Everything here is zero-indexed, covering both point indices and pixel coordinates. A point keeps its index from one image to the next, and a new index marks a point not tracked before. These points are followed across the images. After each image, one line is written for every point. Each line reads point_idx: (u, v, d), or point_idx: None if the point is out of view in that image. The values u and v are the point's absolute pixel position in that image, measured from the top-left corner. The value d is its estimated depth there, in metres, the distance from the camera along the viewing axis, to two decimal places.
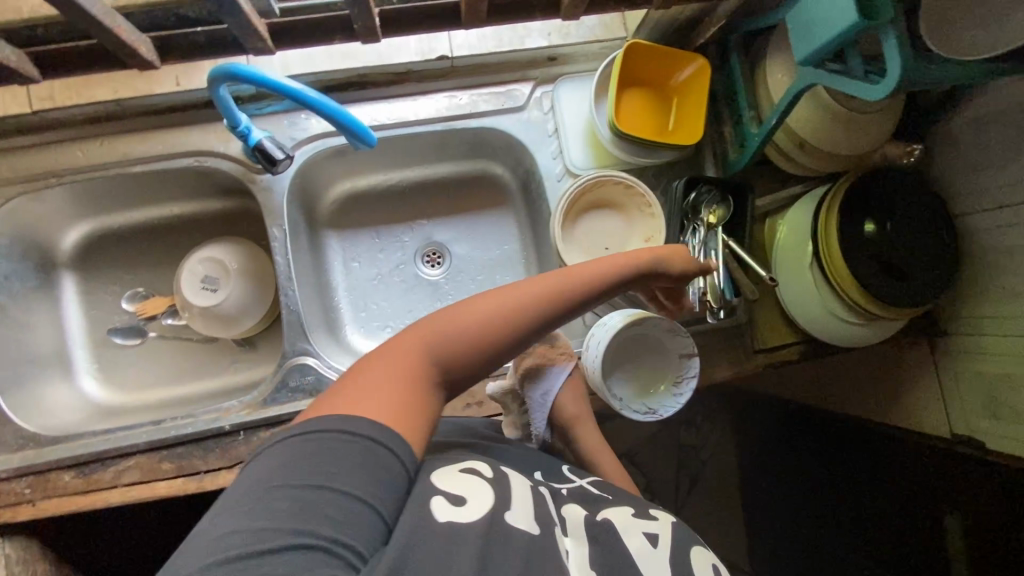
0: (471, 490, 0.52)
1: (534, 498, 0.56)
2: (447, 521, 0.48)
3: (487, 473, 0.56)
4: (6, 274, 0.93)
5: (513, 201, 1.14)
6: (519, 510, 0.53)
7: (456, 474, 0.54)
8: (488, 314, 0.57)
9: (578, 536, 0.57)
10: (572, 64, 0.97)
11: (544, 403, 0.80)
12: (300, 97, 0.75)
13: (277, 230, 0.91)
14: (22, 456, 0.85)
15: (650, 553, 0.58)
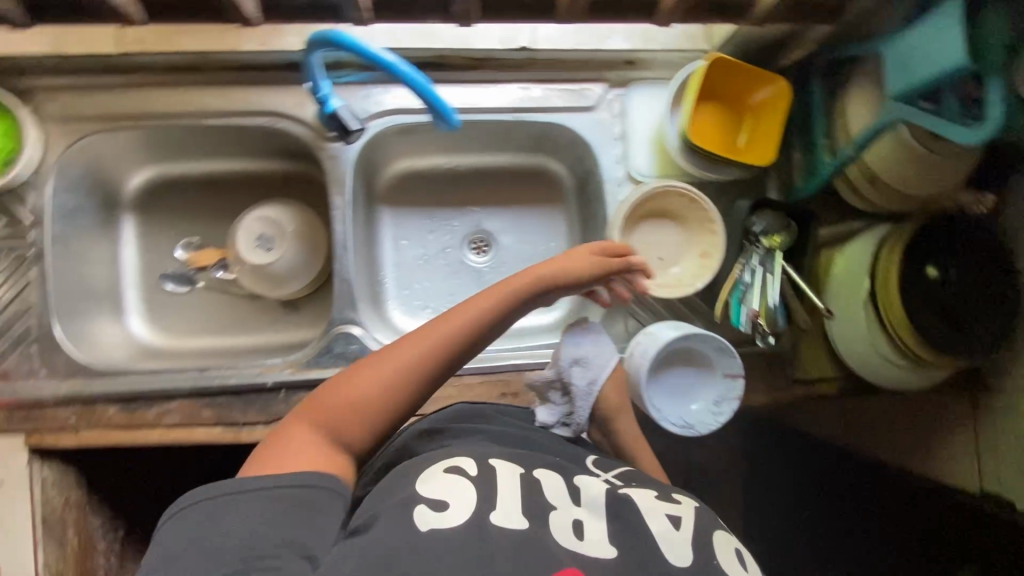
0: (452, 493, 0.59)
1: (528, 495, 0.62)
2: (428, 528, 0.55)
3: (472, 472, 0.63)
4: (75, 208, 0.95)
5: (567, 200, 1.14)
6: (505, 510, 0.59)
7: (437, 475, 0.61)
8: (398, 371, 0.64)
9: (595, 511, 0.63)
10: (650, 70, 0.97)
11: (588, 393, 0.80)
12: (394, 70, 0.77)
13: (340, 200, 0.92)
14: (69, 385, 0.87)
15: (671, 534, 0.62)
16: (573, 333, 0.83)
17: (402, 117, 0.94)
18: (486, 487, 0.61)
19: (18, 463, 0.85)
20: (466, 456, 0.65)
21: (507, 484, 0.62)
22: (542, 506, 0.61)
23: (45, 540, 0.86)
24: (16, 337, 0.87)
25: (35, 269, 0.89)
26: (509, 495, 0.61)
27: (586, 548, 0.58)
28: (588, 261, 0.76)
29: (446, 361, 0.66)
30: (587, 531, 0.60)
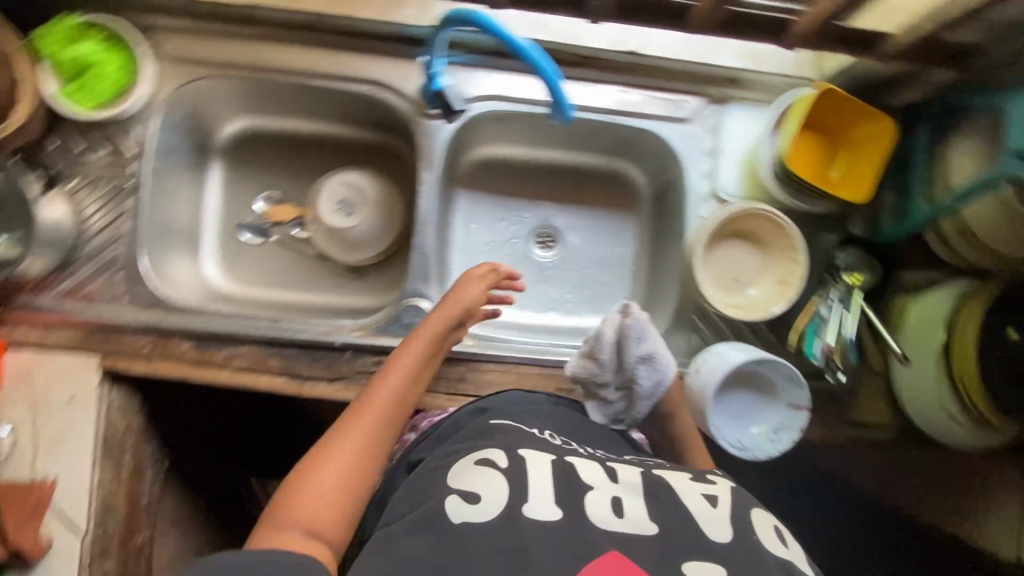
0: (481, 484, 0.63)
1: (560, 481, 0.64)
2: (462, 520, 0.60)
3: (501, 463, 0.66)
4: (172, 147, 0.97)
5: (640, 208, 1.14)
6: (537, 499, 0.62)
7: (468, 469, 0.66)
8: (347, 450, 0.67)
9: (632, 489, 0.65)
10: (751, 91, 0.96)
11: (653, 392, 0.81)
12: (526, 54, 0.72)
13: (429, 175, 0.94)
14: (148, 315, 0.90)
15: (709, 514, 0.63)
16: (642, 332, 0.80)
17: (498, 105, 0.95)
18: (517, 477, 0.64)
19: (90, 383, 0.88)
20: (496, 446, 0.69)
21: (538, 472, 0.65)
22: (576, 491, 0.63)
23: (104, 460, 0.89)
24: (104, 263, 0.90)
25: (132, 199, 0.91)
26: (542, 484, 0.63)
27: (624, 526, 0.60)
28: (473, 292, 0.89)
29: (388, 410, 0.73)
30: (626, 509, 0.62)
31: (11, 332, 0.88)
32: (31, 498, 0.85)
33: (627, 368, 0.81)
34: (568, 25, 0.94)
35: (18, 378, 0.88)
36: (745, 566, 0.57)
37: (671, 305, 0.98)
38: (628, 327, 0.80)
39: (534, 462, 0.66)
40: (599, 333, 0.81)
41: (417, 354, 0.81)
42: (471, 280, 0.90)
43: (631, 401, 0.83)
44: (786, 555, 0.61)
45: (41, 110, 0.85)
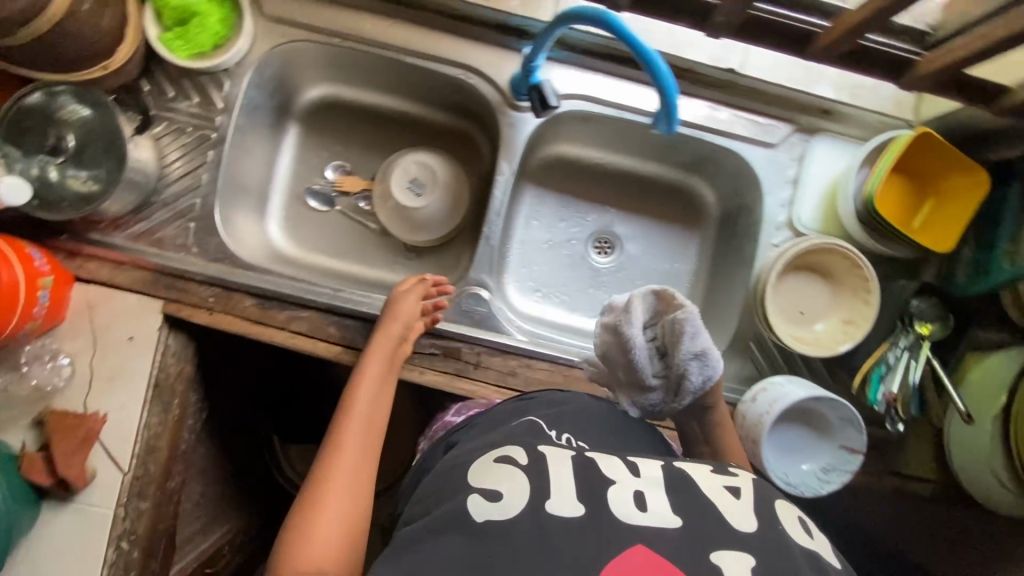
0: (503, 482, 0.60)
1: (581, 476, 0.60)
2: (483, 518, 0.55)
3: (522, 460, 0.62)
4: (258, 105, 0.98)
5: (705, 226, 1.12)
6: (560, 495, 0.57)
7: (486, 469, 0.62)
8: (338, 483, 0.69)
9: (654, 482, 0.59)
10: (842, 125, 0.95)
11: (700, 385, 0.75)
12: (649, 59, 0.68)
13: (507, 166, 0.94)
14: (216, 268, 0.91)
15: (731, 504, 0.57)
16: (694, 325, 0.72)
17: (587, 105, 0.94)
18: (539, 474, 0.60)
19: (151, 326, 0.89)
20: (514, 444, 0.66)
21: (560, 469, 0.60)
22: (597, 484, 0.58)
23: (153, 402, 0.90)
24: (179, 211, 0.91)
25: (212, 152, 0.92)
26: (563, 481, 0.58)
27: (646, 520, 0.54)
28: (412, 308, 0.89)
29: (352, 442, 0.74)
30: (648, 501, 0.56)
31: (81, 266, 0.89)
32: (82, 430, 0.86)
33: (673, 361, 0.75)
34: (670, 33, 0.93)
35: (83, 311, 0.89)
36: (776, 560, 0.51)
37: (731, 329, 0.98)
38: (678, 318, 0.72)
39: (557, 458, 0.62)
40: (627, 310, 0.74)
41: (371, 385, 0.82)
42: (403, 297, 0.89)
43: (669, 389, 0.78)
44: (813, 548, 0.55)
45: (140, 51, 0.86)
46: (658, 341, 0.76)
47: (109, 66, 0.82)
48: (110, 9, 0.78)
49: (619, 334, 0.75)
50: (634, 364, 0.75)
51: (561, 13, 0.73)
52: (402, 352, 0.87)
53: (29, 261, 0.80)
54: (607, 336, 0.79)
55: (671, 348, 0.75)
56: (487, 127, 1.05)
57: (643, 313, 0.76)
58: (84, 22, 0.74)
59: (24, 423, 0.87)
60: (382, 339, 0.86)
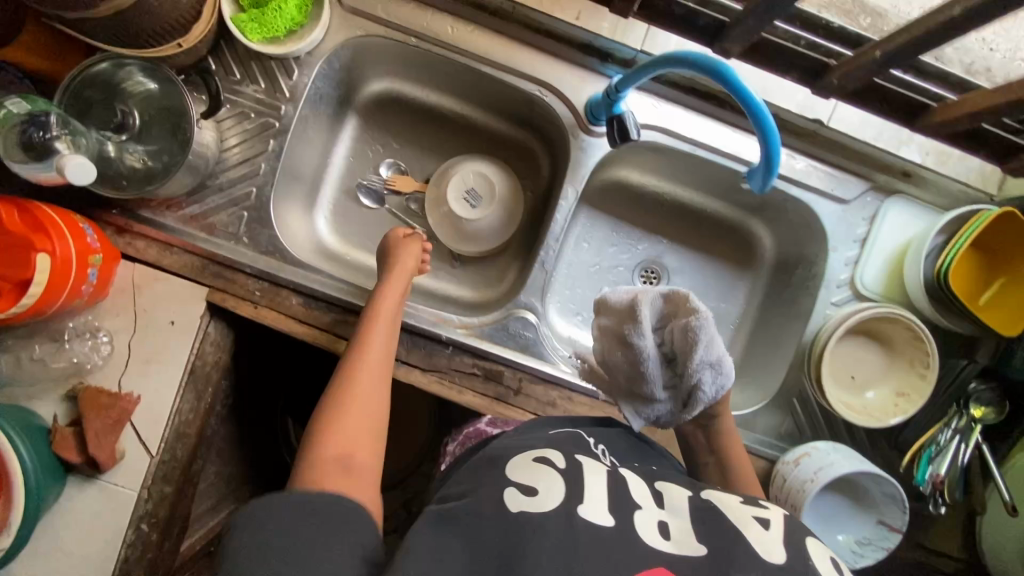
0: (541, 481, 0.59)
1: (613, 493, 0.60)
2: (519, 509, 0.55)
3: (560, 463, 0.63)
4: (323, 95, 0.95)
5: (758, 270, 1.09)
6: (592, 503, 0.57)
7: (525, 464, 0.62)
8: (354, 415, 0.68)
9: (678, 512, 0.59)
10: (920, 189, 0.92)
11: (715, 391, 0.77)
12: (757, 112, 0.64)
13: (571, 191, 0.92)
14: (265, 261, 0.89)
15: (761, 534, 0.56)
16: (707, 332, 0.73)
17: (662, 138, 0.92)
18: (574, 480, 0.60)
19: (193, 313, 0.87)
20: (552, 449, 0.66)
21: (593, 481, 0.61)
22: (626, 504, 0.58)
23: (187, 388, 0.89)
24: (234, 198, 0.89)
25: (273, 141, 0.89)
26: (595, 491, 0.58)
27: (671, 547, 0.54)
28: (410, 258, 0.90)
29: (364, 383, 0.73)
30: (671, 529, 0.56)
31: (129, 244, 0.87)
32: (116, 410, 0.85)
33: (686, 369, 0.77)
34: (763, 77, 0.89)
35: (126, 290, 0.87)
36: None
37: (775, 382, 0.96)
38: (690, 327, 0.73)
39: (593, 470, 0.63)
40: (637, 321, 0.75)
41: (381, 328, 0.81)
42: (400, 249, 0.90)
43: (677, 396, 0.80)
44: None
45: (214, 30, 0.82)
46: (667, 347, 0.76)
47: (182, 44, 0.78)
48: None
49: (631, 343, 0.76)
50: (645, 373, 0.77)
51: (664, 55, 0.70)
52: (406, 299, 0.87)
53: (81, 236, 0.78)
54: (615, 341, 0.80)
55: (681, 354, 0.76)
56: (551, 144, 1.02)
57: (652, 317, 0.77)
58: None
59: (56, 395, 0.85)
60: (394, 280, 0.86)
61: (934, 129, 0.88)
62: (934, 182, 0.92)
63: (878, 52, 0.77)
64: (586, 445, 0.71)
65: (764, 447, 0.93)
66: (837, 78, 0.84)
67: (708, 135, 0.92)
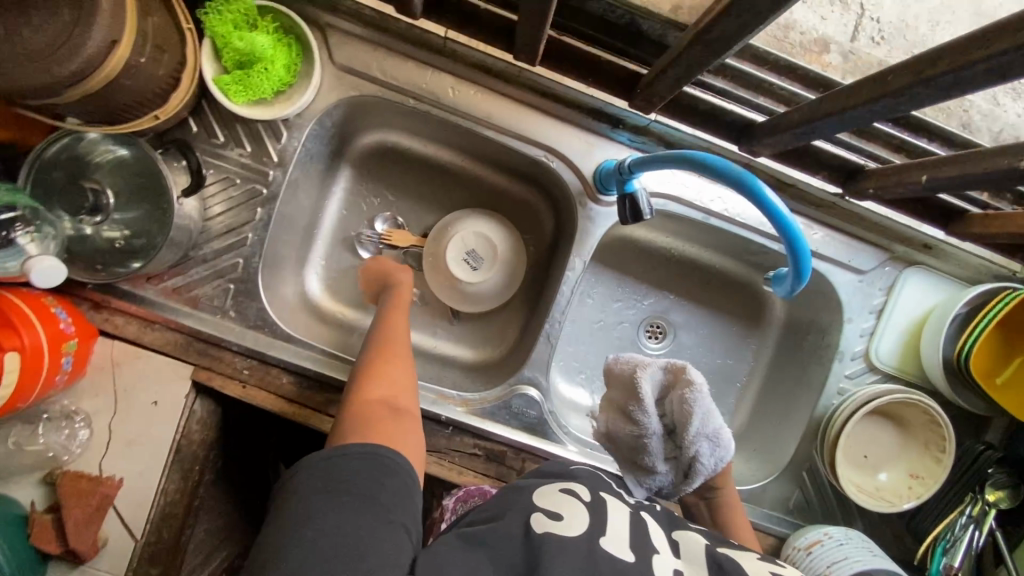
0: (570, 511, 0.58)
1: (635, 531, 0.58)
2: (543, 533, 0.54)
3: (585, 497, 0.61)
4: (314, 154, 0.89)
5: (766, 330, 1.05)
6: (615, 537, 0.56)
7: (553, 494, 0.60)
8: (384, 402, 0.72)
9: (695, 560, 0.56)
10: (940, 261, 0.89)
11: (711, 469, 0.75)
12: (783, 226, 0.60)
13: (579, 262, 0.87)
14: (254, 337, 0.83)
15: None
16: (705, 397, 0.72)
17: (672, 205, 0.87)
18: (599, 515, 0.58)
19: (178, 392, 0.82)
20: (579, 482, 0.64)
21: (614, 519, 0.59)
22: (646, 543, 0.56)
23: (173, 469, 0.84)
24: (219, 270, 0.83)
25: (261, 210, 0.83)
26: (617, 528, 0.57)
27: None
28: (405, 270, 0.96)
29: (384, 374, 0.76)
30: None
31: (107, 320, 0.81)
32: (95, 497, 0.80)
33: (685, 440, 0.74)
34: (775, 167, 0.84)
35: (105, 368, 0.82)
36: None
37: (785, 455, 0.93)
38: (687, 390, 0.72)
39: (614, 508, 0.61)
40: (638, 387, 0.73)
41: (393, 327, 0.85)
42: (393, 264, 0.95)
43: (676, 470, 0.76)
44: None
45: (193, 94, 0.76)
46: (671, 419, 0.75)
47: (160, 116, 0.72)
48: (167, 55, 0.68)
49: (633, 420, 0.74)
50: (646, 446, 0.74)
51: (681, 154, 0.65)
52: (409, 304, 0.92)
53: (52, 321, 0.73)
54: (617, 414, 0.77)
55: (679, 426, 0.74)
56: (555, 202, 0.97)
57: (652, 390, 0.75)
58: (137, 73, 0.64)
59: (32, 480, 0.80)
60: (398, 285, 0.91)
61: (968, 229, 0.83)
62: (953, 255, 0.88)
63: (923, 177, 0.69)
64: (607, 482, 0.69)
65: (774, 524, 0.90)
66: (874, 187, 0.77)
67: (723, 204, 0.87)
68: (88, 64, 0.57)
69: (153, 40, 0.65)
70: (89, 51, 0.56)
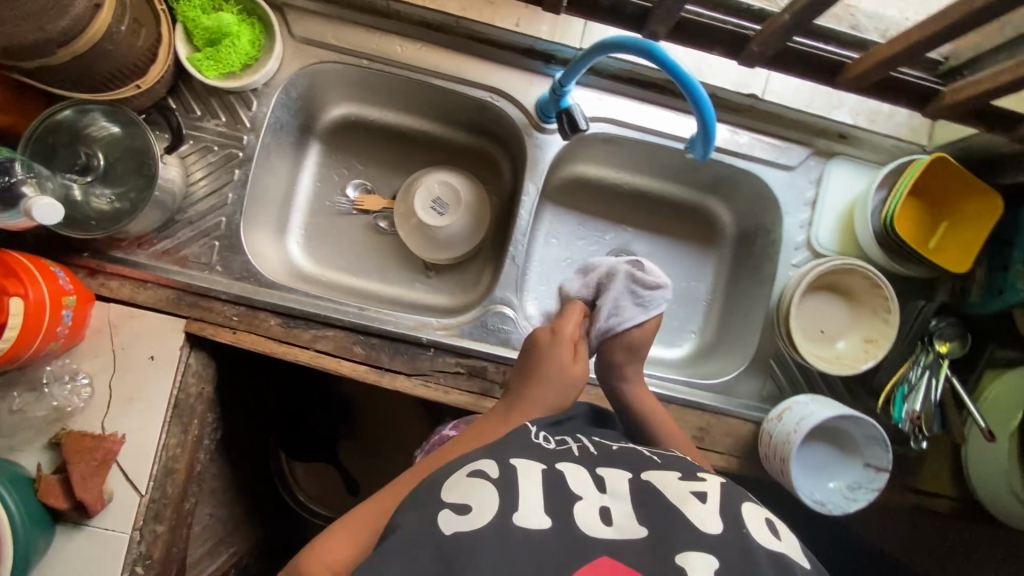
0: (475, 496, 0.59)
1: (550, 490, 0.60)
2: (451, 532, 0.57)
3: (494, 475, 0.62)
4: (284, 123, 0.98)
5: (722, 245, 1.12)
6: (527, 508, 0.58)
7: (461, 481, 0.62)
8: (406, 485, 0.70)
9: (619, 495, 0.62)
10: (858, 148, 0.97)
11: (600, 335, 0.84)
12: (690, 84, 0.72)
13: (532, 186, 0.96)
14: (241, 286, 0.90)
15: (698, 508, 0.60)
16: (631, 276, 0.83)
17: (610, 128, 0.96)
18: (509, 488, 0.60)
19: (173, 345, 0.88)
20: (488, 456, 0.64)
21: (528, 482, 0.61)
22: (566, 499, 0.60)
23: (173, 422, 0.88)
24: (204, 229, 0.91)
25: (238, 170, 0.92)
26: (532, 491, 0.60)
27: (612, 532, 0.57)
28: (570, 366, 0.78)
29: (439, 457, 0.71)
30: (613, 515, 0.59)
31: (103, 284, 0.88)
32: (100, 451, 0.84)
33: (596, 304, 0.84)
34: (697, 59, 0.95)
35: (103, 330, 0.87)
36: (736, 560, 0.55)
37: (751, 348, 0.99)
38: (618, 263, 0.84)
39: (527, 473, 0.62)
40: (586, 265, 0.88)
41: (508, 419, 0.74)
42: (549, 350, 0.79)
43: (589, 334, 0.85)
44: (780, 549, 0.58)
45: (170, 70, 0.86)
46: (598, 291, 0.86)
47: (141, 86, 0.82)
48: (143, 29, 0.78)
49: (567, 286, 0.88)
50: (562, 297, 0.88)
51: (596, 42, 0.75)
52: (556, 404, 0.76)
53: (53, 279, 0.79)
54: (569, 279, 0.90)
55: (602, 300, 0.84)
56: (509, 147, 1.06)
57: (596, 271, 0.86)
58: (117, 40, 0.74)
59: (39, 444, 0.84)
60: (544, 371, 0.77)
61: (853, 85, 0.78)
62: (869, 141, 0.97)
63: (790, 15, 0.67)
64: (528, 433, 0.69)
65: (748, 410, 0.95)
66: (758, 44, 0.72)
67: (654, 121, 0.96)
68: (75, 22, 0.68)
69: (130, 14, 0.75)
70: (76, 10, 0.67)
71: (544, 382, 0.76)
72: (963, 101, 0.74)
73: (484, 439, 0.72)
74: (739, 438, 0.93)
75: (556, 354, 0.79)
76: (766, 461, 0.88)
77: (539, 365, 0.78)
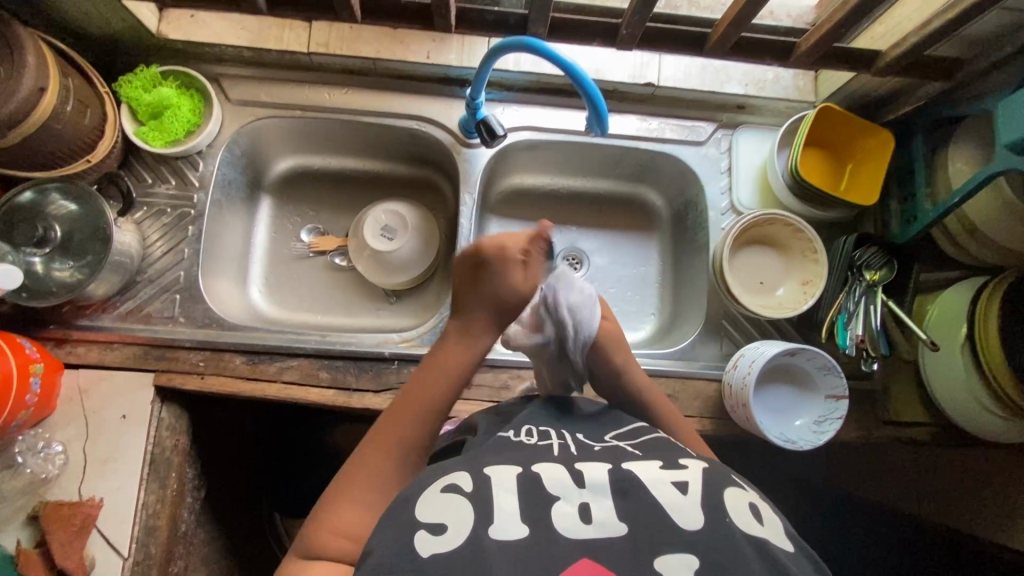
0: (451, 513, 0.54)
1: (525, 499, 0.55)
2: (429, 555, 0.51)
3: (468, 488, 0.56)
4: (231, 179, 1.04)
5: (661, 226, 1.17)
6: (504, 519, 0.53)
7: (434, 497, 0.55)
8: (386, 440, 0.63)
9: (600, 489, 0.56)
10: (758, 115, 1.07)
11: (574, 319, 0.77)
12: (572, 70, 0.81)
13: (469, 196, 1.03)
14: (205, 333, 0.94)
15: (678, 501, 0.55)
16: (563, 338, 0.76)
17: (532, 134, 1.05)
18: (484, 501, 0.54)
19: (144, 400, 0.90)
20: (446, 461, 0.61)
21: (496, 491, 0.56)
22: (541, 506, 0.54)
23: (150, 479, 0.88)
24: (165, 284, 0.96)
25: (192, 227, 0.98)
26: (497, 503, 0.54)
27: (593, 532, 0.52)
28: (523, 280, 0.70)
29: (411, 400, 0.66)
30: (594, 512, 0.54)
31: (70, 352, 0.91)
32: (78, 516, 0.84)
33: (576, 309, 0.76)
34: (594, 62, 1.04)
35: (74, 397, 0.89)
36: (719, 556, 0.50)
37: (703, 312, 1.02)
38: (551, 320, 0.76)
39: (501, 479, 0.56)
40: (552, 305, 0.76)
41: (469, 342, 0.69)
42: (499, 269, 0.69)
43: (545, 362, 0.79)
44: (763, 535, 0.54)
45: (120, 144, 0.95)
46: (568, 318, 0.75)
47: (91, 160, 0.90)
48: (89, 109, 0.88)
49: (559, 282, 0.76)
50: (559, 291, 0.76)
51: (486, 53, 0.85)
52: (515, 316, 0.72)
53: (21, 351, 0.82)
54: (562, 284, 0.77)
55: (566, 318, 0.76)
56: (447, 171, 1.13)
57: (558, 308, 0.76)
58: (63, 119, 0.83)
59: (19, 521, 0.84)
60: (498, 290, 0.69)
61: (720, 49, 0.86)
62: (764, 107, 1.06)
63: None
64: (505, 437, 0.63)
65: (710, 370, 0.97)
66: (626, 28, 0.82)
67: (569, 122, 1.06)
68: (20, 105, 0.76)
69: (75, 95, 0.85)
70: (21, 93, 0.76)
71: (489, 299, 0.69)
72: (817, 47, 0.84)
73: (451, 360, 0.68)
74: (706, 399, 0.95)
75: (506, 272, 0.69)
76: (734, 412, 0.89)
77: (490, 286, 0.69)
